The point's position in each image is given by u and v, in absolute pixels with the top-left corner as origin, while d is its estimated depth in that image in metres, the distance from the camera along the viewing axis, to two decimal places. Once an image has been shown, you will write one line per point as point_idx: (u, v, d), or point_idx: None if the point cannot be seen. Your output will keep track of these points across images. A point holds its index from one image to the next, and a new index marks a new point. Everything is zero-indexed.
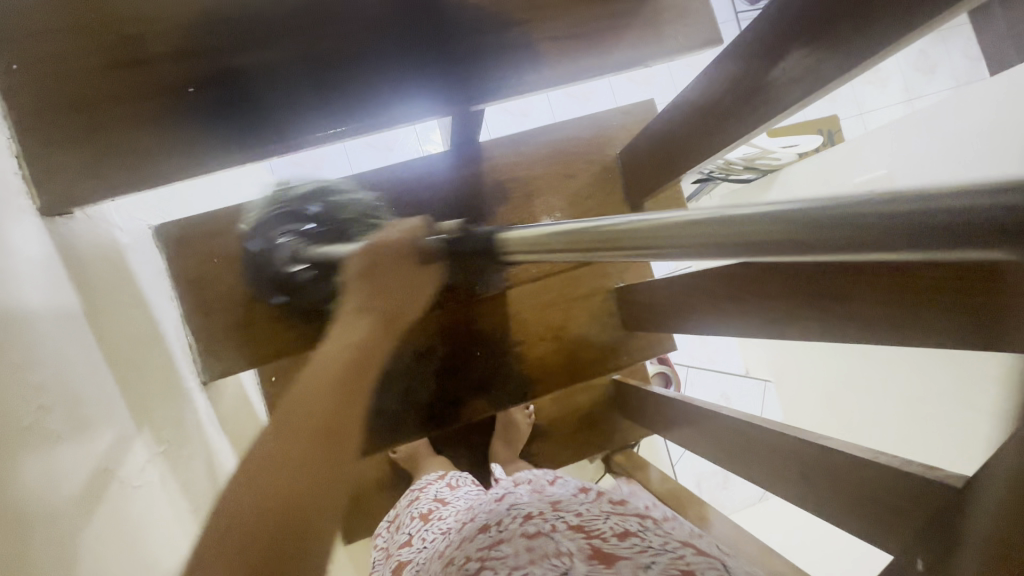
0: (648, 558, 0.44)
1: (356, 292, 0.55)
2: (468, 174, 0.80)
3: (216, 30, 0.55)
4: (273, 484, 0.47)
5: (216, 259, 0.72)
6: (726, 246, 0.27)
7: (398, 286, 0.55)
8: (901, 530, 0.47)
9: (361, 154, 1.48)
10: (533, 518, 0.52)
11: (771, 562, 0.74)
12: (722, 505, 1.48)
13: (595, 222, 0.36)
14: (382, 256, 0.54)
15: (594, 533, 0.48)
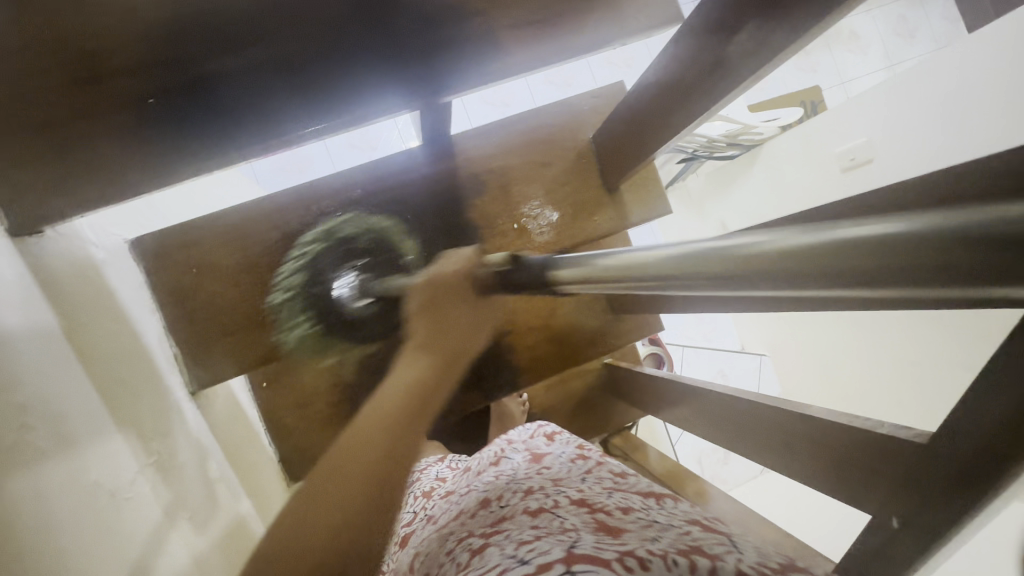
0: (654, 531, 0.49)
1: (422, 331, 0.50)
2: (445, 166, 0.80)
3: (174, 39, 0.54)
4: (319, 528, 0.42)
5: (194, 269, 0.73)
6: (789, 273, 0.25)
7: (460, 313, 0.51)
8: (880, 492, 0.47)
9: (342, 154, 1.47)
10: (539, 498, 0.60)
11: (764, 533, 0.76)
12: (722, 483, 1.50)
13: (628, 253, 0.38)
14: (446, 284, 0.51)
15: (596, 506, 0.56)
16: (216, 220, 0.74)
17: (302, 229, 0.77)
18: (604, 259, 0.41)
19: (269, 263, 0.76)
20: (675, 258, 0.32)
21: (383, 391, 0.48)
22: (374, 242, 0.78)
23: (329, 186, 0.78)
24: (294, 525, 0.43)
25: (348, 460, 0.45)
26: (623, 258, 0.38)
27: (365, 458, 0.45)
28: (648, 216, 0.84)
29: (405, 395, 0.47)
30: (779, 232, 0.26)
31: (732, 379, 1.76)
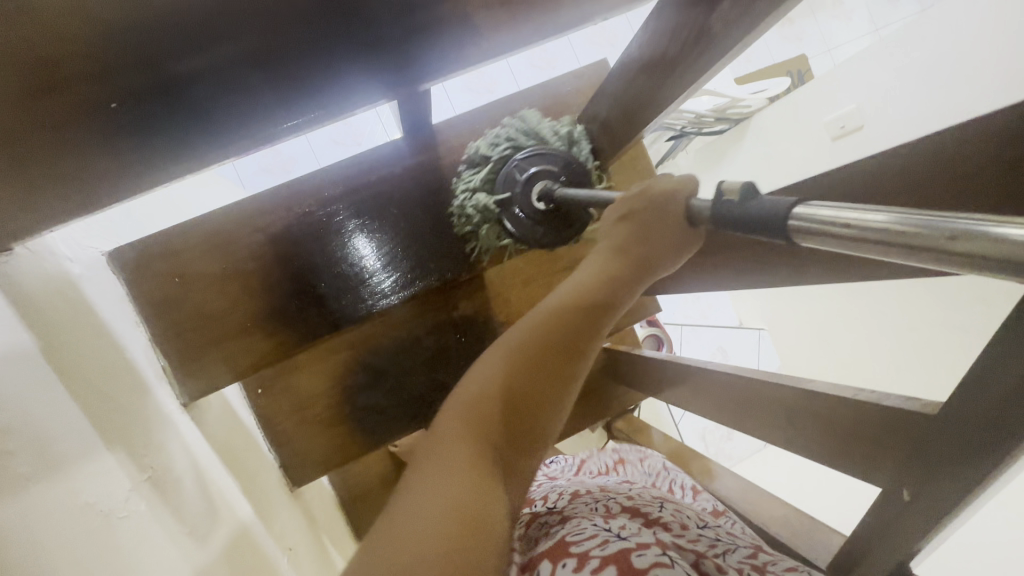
0: (715, 544, 0.49)
1: (621, 234, 0.55)
2: (431, 156, 0.78)
3: (134, 35, 0.48)
4: (510, 382, 0.48)
5: (177, 278, 0.72)
6: (941, 261, 0.24)
7: (660, 234, 0.54)
8: (888, 466, 0.47)
9: (324, 151, 1.44)
10: (595, 497, 0.60)
11: (771, 509, 0.75)
12: (725, 459, 1.51)
13: (863, 211, 0.28)
14: (654, 202, 0.54)
15: (653, 518, 0.53)
16: (196, 225, 0.72)
17: (287, 230, 0.75)
18: (827, 212, 0.31)
19: (255, 266, 0.74)
20: (886, 230, 0.26)
21: (578, 284, 0.54)
22: (368, 241, 0.77)
23: (316, 181, 0.76)
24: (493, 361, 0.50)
25: (545, 321, 0.51)
26: (838, 212, 0.30)
27: (559, 330, 0.51)
28: None
29: (597, 284, 0.53)
30: (939, 225, 0.23)
31: (732, 355, 1.75)
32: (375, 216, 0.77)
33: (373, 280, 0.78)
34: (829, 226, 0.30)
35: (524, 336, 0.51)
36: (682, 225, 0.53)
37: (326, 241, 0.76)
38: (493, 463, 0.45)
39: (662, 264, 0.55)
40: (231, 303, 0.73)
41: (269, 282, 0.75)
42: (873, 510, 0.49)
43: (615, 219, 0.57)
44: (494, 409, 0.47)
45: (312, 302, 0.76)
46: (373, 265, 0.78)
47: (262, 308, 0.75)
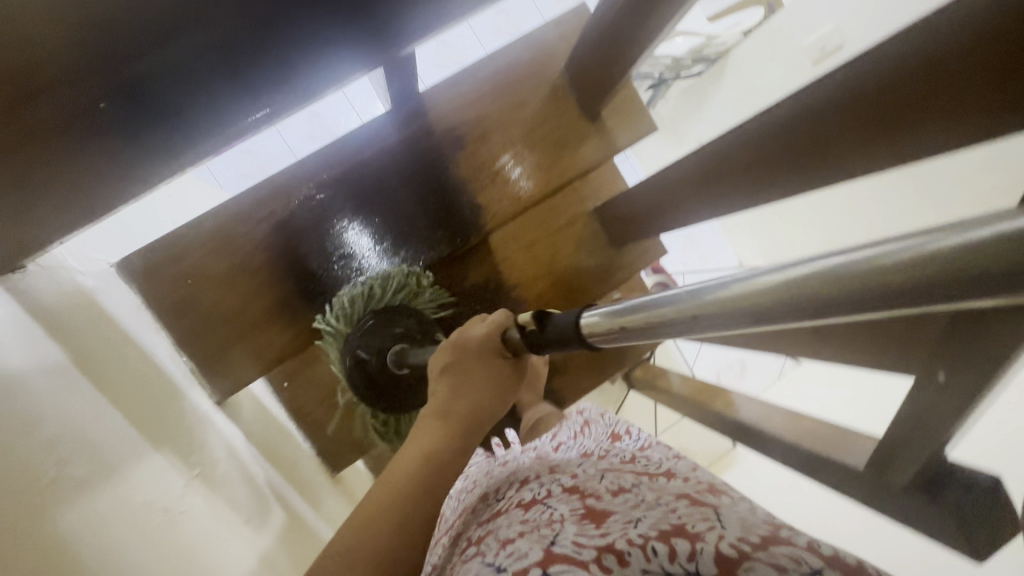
0: (641, 513, 0.40)
1: (443, 391, 0.52)
2: (418, 124, 0.77)
3: (104, 37, 0.46)
4: None
5: (190, 280, 0.71)
6: (839, 304, 0.25)
7: (480, 379, 0.52)
8: (920, 355, 0.48)
9: (303, 144, 1.41)
10: (532, 488, 0.51)
11: (803, 424, 0.78)
12: (751, 390, 1.53)
13: (645, 299, 0.38)
14: (463, 350, 0.53)
15: (587, 491, 0.47)
16: (199, 225, 0.72)
17: (284, 221, 0.74)
18: (615, 309, 0.40)
19: (263, 258, 0.74)
20: (681, 309, 0.34)
21: (404, 455, 0.49)
22: (358, 224, 0.76)
23: (307, 165, 0.75)
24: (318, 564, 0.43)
25: (380, 509, 0.46)
26: (632, 305, 0.39)
27: (397, 506, 0.46)
28: (634, 138, 0.82)
29: (431, 451, 0.49)
30: (861, 256, 0.24)
31: None
32: (363, 196, 0.76)
33: (363, 263, 0.77)
34: (629, 315, 0.39)
35: (357, 530, 0.45)
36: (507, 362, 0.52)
37: (320, 228, 0.75)
38: None
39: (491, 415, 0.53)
40: (243, 298, 0.73)
41: (276, 275, 0.75)
42: (908, 401, 0.50)
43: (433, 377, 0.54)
44: None
45: (324, 287, 0.76)
46: (365, 248, 0.77)
47: (275, 299, 0.75)
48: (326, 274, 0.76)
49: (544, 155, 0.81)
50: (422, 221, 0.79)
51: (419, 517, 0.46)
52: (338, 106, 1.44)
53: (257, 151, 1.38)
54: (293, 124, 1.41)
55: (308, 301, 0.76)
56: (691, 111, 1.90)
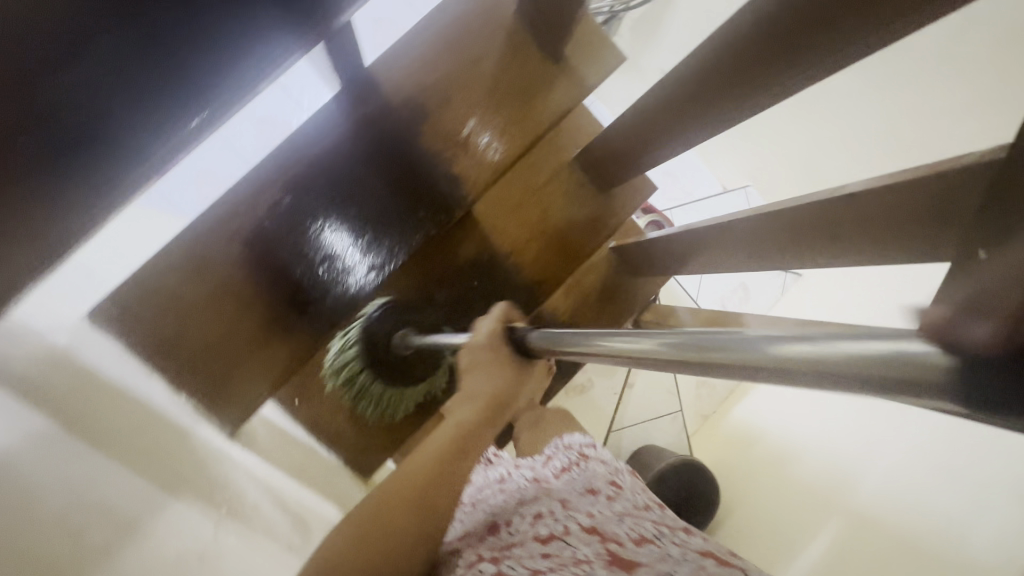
0: (669, 566, 0.38)
1: (474, 380, 0.54)
2: (372, 101, 0.71)
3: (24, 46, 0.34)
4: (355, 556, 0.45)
5: (171, 314, 0.67)
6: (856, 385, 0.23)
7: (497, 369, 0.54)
8: (952, 238, 0.44)
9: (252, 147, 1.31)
10: (548, 524, 0.49)
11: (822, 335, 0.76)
12: (758, 308, 1.53)
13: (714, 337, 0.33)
14: (495, 339, 0.56)
15: (608, 535, 0.45)
16: (169, 255, 0.67)
17: (254, 235, 0.69)
18: (614, 338, 0.43)
19: (244, 276, 0.69)
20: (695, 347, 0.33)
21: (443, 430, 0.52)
22: (330, 224, 0.71)
23: (264, 169, 0.69)
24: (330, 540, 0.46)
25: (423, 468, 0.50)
26: (628, 339, 0.41)
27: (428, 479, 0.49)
28: (601, 73, 0.76)
29: (466, 426, 0.52)
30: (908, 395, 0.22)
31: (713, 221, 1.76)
32: (329, 192, 0.71)
33: (345, 263, 0.73)
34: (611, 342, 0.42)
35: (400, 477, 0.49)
36: (520, 358, 0.55)
37: (292, 236, 0.71)
38: None
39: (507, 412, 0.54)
40: (233, 323, 0.69)
41: (259, 293, 0.70)
42: None
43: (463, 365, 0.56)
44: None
45: (317, 291, 0.72)
46: (343, 247, 0.72)
47: (265, 316, 0.70)
48: (309, 283, 0.72)
49: (511, 108, 0.75)
50: (395, 209, 0.73)
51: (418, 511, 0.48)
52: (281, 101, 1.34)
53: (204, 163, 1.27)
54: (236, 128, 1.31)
55: (297, 314, 0.72)
56: (649, 38, 1.80)
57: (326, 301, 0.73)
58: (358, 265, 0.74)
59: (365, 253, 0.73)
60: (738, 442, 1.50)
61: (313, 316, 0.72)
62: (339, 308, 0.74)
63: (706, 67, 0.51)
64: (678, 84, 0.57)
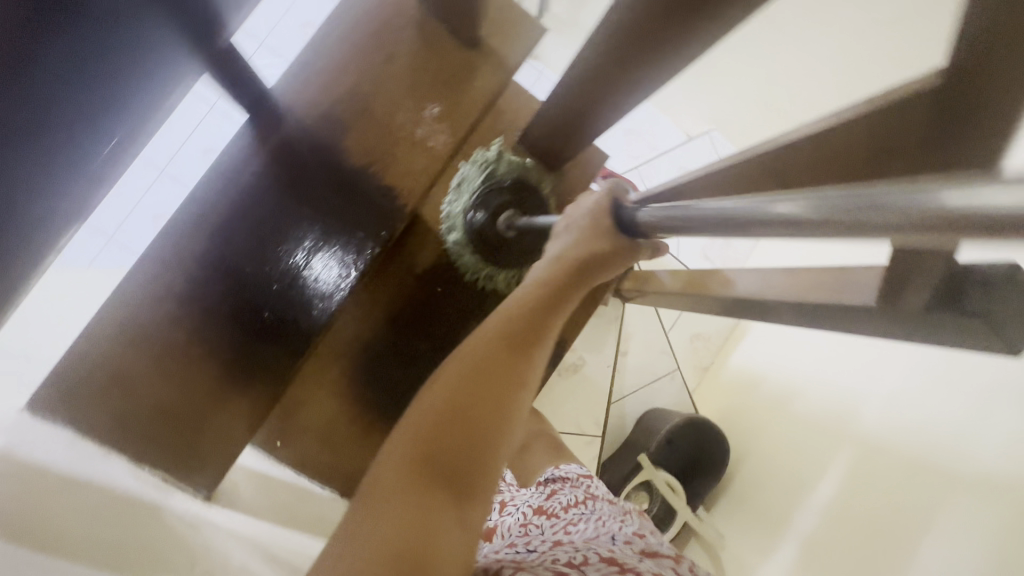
0: None
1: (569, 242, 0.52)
2: (287, 123, 0.66)
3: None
4: (457, 389, 0.42)
5: (115, 389, 0.62)
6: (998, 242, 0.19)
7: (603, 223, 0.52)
8: (906, 167, 0.42)
9: (179, 166, 1.24)
10: (565, 552, 0.45)
11: (800, 283, 0.73)
12: (740, 258, 1.53)
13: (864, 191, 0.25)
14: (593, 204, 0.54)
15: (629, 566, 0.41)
16: (100, 327, 0.62)
17: (190, 286, 0.64)
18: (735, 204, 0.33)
19: (186, 331, 0.64)
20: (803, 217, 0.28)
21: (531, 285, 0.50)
22: (277, 250, 0.66)
23: (184, 215, 0.64)
24: (434, 390, 0.43)
25: (510, 321, 0.47)
26: (758, 202, 0.31)
27: (513, 332, 0.46)
28: (524, 47, 0.71)
29: (560, 273, 0.50)
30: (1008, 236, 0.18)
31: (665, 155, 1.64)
32: (264, 220, 0.66)
33: (304, 285, 0.67)
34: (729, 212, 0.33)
35: (486, 336, 0.46)
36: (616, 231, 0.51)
37: (237, 273, 0.66)
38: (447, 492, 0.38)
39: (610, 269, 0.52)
40: (186, 382, 0.64)
41: (209, 344, 0.65)
42: None
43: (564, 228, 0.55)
44: (452, 431, 0.40)
45: (272, 333, 0.67)
46: (297, 270, 0.67)
47: (219, 370, 0.65)
48: (267, 317, 0.67)
49: (437, 101, 0.70)
50: (341, 222, 0.68)
51: (517, 357, 0.45)
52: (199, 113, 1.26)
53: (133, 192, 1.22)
54: (158, 149, 1.23)
55: (259, 354, 0.67)
56: None
57: (291, 333, 0.67)
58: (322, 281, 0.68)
59: (325, 265, 0.68)
60: (741, 389, 1.49)
61: (278, 351, 0.67)
62: (310, 334, 0.68)
63: (627, 26, 0.48)
64: (603, 42, 0.52)
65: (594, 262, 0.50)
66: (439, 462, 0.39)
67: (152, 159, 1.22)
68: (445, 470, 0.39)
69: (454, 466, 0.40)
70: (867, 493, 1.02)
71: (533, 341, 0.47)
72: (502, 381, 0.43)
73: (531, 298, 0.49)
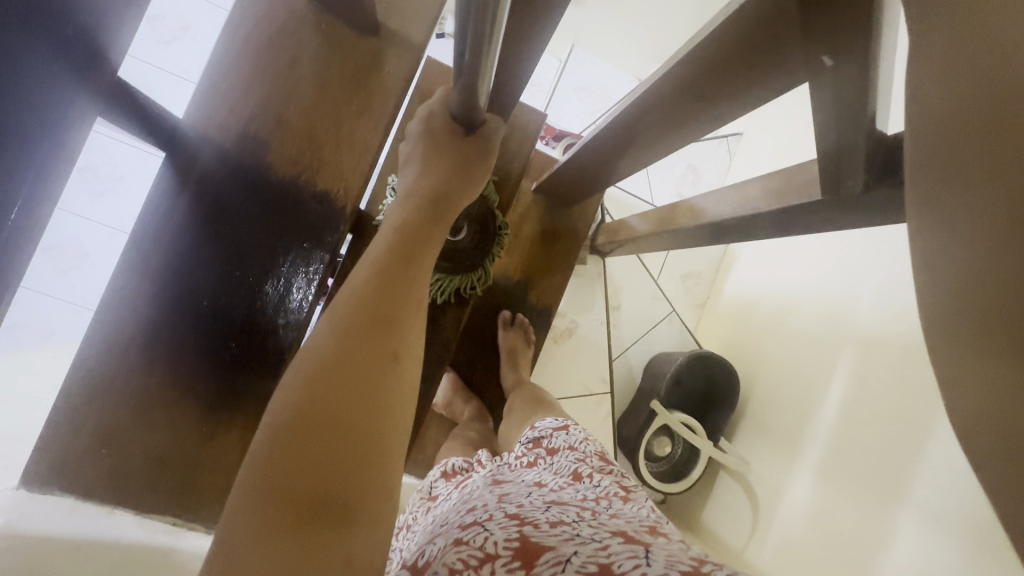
0: (574, 546, 0.41)
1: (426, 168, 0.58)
2: (207, 153, 0.66)
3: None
4: (335, 348, 0.41)
5: (104, 447, 0.63)
6: None
7: (450, 145, 0.59)
8: (797, 46, 0.42)
9: (103, 212, 1.29)
10: (476, 514, 0.50)
11: (750, 191, 0.73)
12: (712, 185, 1.53)
13: None
14: (433, 128, 0.60)
15: (526, 518, 0.47)
16: (73, 391, 0.62)
17: (152, 333, 0.65)
18: None
19: (159, 377, 0.65)
20: None
21: (389, 228, 0.52)
22: (229, 280, 0.66)
23: (127, 267, 0.64)
24: (298, 374, 0.40)
25: (373, 271, 0.47)
26: None
27: (379, 281, 0.46)
28: (425, 23, 0.70)
29: (426, 190, 0.56)
30: None
31: (593, 88, 1.56)
32: (208, 253, 0.66)
33: (264, 307, 0.67)
34: None
35: (353, 291, 0.46)
36: (461, 140, 0.59)
37: (194, 310, 0.66)
38: (351, 447, 0.37)
39: (465, 183, 0.59)
40: (172, 425, 0.65)
41: (184, 384, 0.65)
42: (815, 101, 0.45)
43: (415, 159, 0.60)
44: (341, 385, 0.39)
45: (244, 360, 0.67)
46: (253, 294, 0.67)
47: (201, 408, 0.66)
48: (235, 346, 0.67)
49: (351, 97, 0.69)
50: (285, 236, 0.68)
51: (391, 300, 0.46)
52: (100, 151, 1.27)
53: (64, 246, 1.28)
54: (71, 197, 1.26)
55: (238, 382, 0.67)
56: None
57: (263, 355, 0.68)
58: (281, 298, 0.68)
59: (281, 283, 0.68)
60: (738, 316, 1.49)
61: (253, 376, 0.68)
62: (281, 352, 0.68)
63: None
64: None
65: (446, 183, 0.57)
66: (322, 457, 0.36)
67: (73, 210, 1.26)
68: (331, 463, 0.36)
69: (341, 455, 0.37)
70: (868, 387, 1.03)
71: (402, 283, 0.48)
72: (376, 347, 0.43)
73: (392, 247, 0.50)
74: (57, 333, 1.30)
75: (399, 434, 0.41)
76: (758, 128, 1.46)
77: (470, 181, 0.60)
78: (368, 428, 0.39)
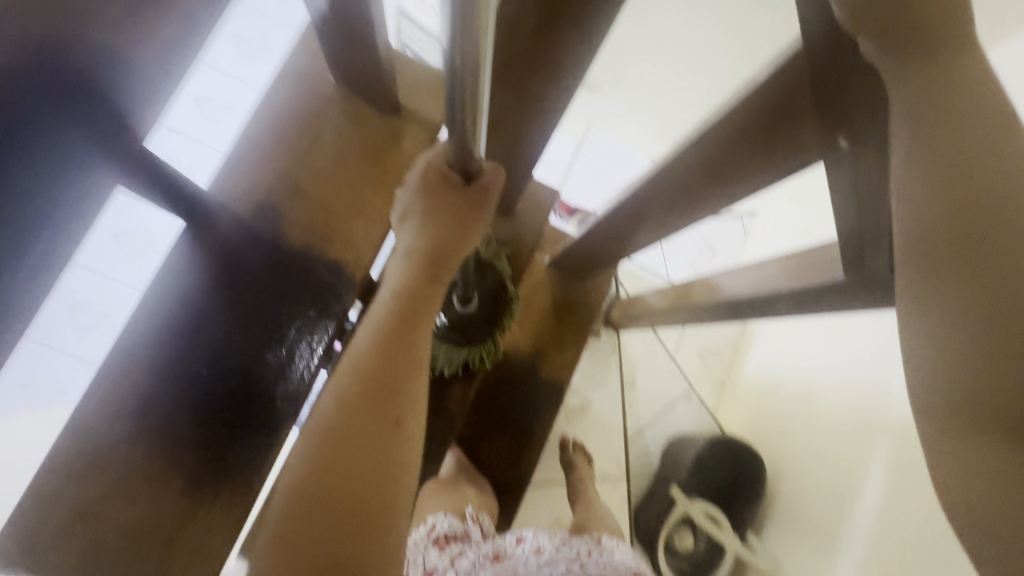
0: None
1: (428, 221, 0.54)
2: (224, 220, 0.67)
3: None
4: (332, 426, 0.39)
5: (80, 523, 0.59)
6: None
7: (448, 194, 0.54)
8: (810, 128, 0.42)
9: (128, 272, 1.32)
10: None
11: (771, 266, 0.71)
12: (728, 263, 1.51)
13: None
14: (431, 175, 0.55)
15: None
16: (56, 458, 0.60)
17: (147, 399, 0.63)
18: None
19: (148, 446, 0.62)
20: None
21: (389, 289, 0.49)
22: (233, 346, 0.65)
23: (134, 329, 0.64)
24: (298, 457, 0.38)
25: (373, 338, 0.44)
26: None
27: (378, 349, 0.43)
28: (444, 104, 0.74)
29: (425, 245, 0.52)
30: None
31: (607, 167, 1.61)
32: (215, 319, 0.65)
33: (266, 374, 0.65)
34: None
35: (352, 360, 0.43)
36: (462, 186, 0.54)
37: (191, 377, 0.64)
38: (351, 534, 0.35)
39: (468, 229, 0.54)
40: (154, 498, 0.61)
41: (175, 452, 0.62)
42: (831, 183, 0.44)
43: (415, 210, 0.55)
44: (338, 469, 0.37)
45: (238, 431, 0.64)
46: (256, 360, 0.65)
47: (187, 482, 0.62)
48: (232, 415, 0.64)
49: (370, 169, 0.71)
50: (292, 304, 0.67)
51: (390, 367, 0.42)
52: (137, 217, 1.35)
53: (89, 305, 1.30)
54: (104, 260, 1.32)
55: (232, 453, 0.64)
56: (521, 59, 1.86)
57: (257, 426, 0.64)
58: (284, 367, 0.66)
59: (284, 350, 0.66)
60: (760, 398, 1.42)
61: (247, 446, 0.64)
62: (277, 424, 0.65)
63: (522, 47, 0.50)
64: (505, 67, 0.54)
65: (447, 236, 0.53)
66: (322, 548, 0.35)
67: (104, 271, 1.31)
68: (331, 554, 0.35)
69: (340, 545, 0.35)
70: (908, 480, 0.94)
71: (405, 347, 0.44)
72: (375, 423, 0.39)
73: (392, 312, 0.46)
74: (68, 392, 1.26)
75: (406, 511, 0.38)
76: (772, 206, 1.47)
77: (475, 226, 0.55)
78: (367, 513, 0.36)
